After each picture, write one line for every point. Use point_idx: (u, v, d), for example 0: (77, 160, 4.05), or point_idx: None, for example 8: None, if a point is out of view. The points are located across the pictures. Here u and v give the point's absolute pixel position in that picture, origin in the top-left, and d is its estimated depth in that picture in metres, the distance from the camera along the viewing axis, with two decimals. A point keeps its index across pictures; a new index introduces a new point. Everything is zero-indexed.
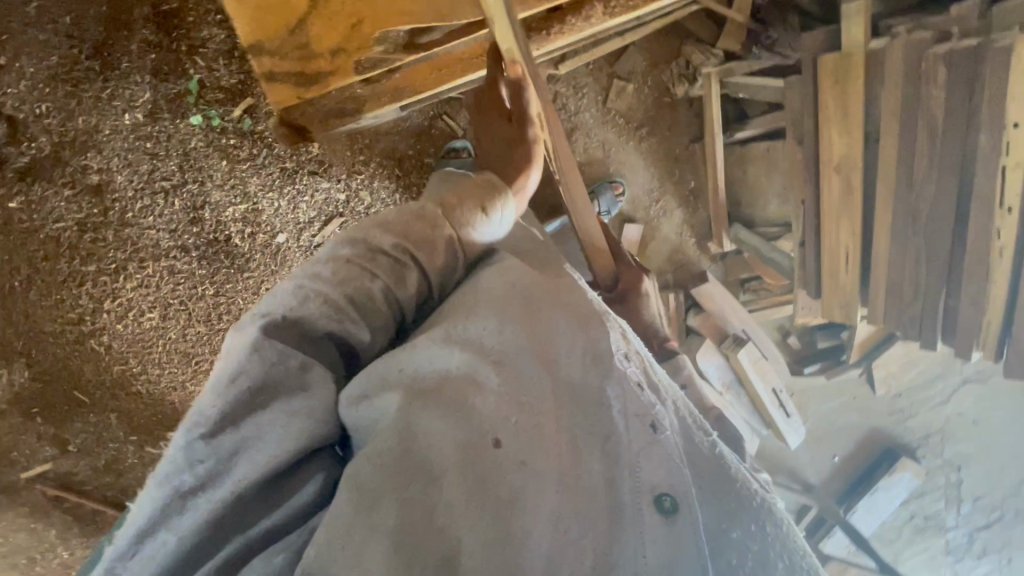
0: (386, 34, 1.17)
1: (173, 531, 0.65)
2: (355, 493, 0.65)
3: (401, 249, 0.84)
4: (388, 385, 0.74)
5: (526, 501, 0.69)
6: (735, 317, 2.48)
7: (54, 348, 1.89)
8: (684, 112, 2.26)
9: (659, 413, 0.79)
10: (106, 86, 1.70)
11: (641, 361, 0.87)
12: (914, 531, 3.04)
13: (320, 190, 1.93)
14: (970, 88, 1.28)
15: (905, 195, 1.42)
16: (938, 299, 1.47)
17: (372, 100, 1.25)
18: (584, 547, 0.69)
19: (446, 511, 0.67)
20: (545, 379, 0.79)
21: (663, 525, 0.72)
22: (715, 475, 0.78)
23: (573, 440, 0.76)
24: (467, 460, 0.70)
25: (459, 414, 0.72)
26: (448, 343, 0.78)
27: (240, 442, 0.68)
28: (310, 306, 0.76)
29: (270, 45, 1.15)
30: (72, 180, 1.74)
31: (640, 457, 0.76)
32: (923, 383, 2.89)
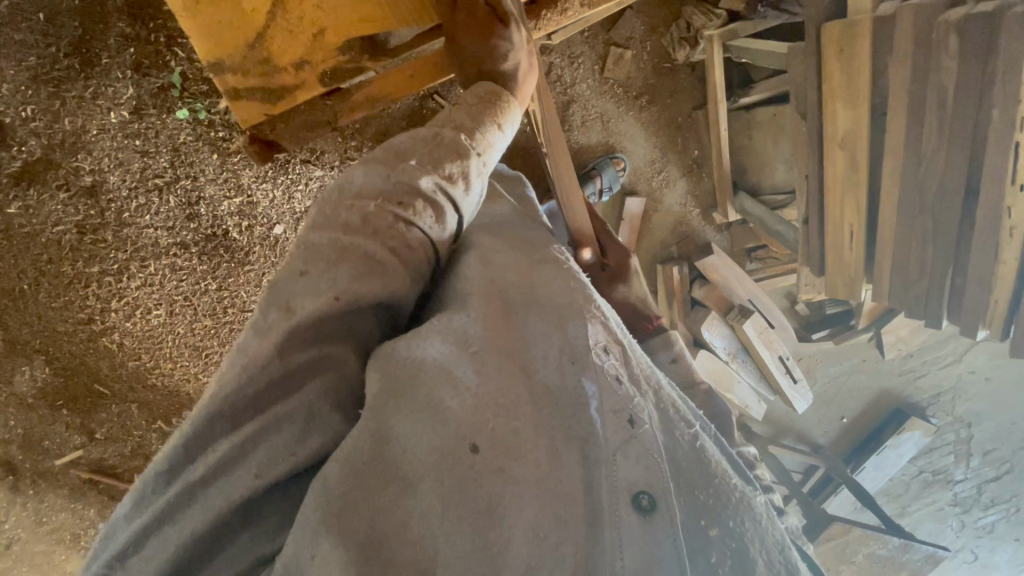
0: (355, 42, 0.99)
1: (167, 536, 0.66)
2: (326, 502, 0.65)
3: (437, 184, 0.77)
4: (374, 380, 0.71)
5: (505, 507, 0.63)
6: (741, 287, 2.45)
7: (70, 347, 1.94)
8: (686, 78, 2.17)
9: (638, 408, 0.70)
10: (88, 85, 1.65)
11: (621, 349, 0.76)
12: (921, 485, 3.09)
13: (314, 179, 1.90)
14: (985, 55, 1.15)
15: (912, 173, 1.33)
16: (943, 277, 1.39)
17: (344, 109, 1.11)
18: (565, 553, 0.61)
19: (422, 517, 0.65)
20: (519, 382, 0.71)
21: (640, 526, 0.63)
22: (691, 473, 0.69)
23: (549, 444, 0.67)
24: (437, 464, 0.65)
25: (432, 419, 0.67)
26: (427, 337, 0.73)
27: (223, 458, 0.66)
28: (351, 254, 0.72)
29: (228, 60, 0.98)
30: (66, 183, 1.73)
31: (617, 455, 0.66)
32: (935, 343, 2.86)
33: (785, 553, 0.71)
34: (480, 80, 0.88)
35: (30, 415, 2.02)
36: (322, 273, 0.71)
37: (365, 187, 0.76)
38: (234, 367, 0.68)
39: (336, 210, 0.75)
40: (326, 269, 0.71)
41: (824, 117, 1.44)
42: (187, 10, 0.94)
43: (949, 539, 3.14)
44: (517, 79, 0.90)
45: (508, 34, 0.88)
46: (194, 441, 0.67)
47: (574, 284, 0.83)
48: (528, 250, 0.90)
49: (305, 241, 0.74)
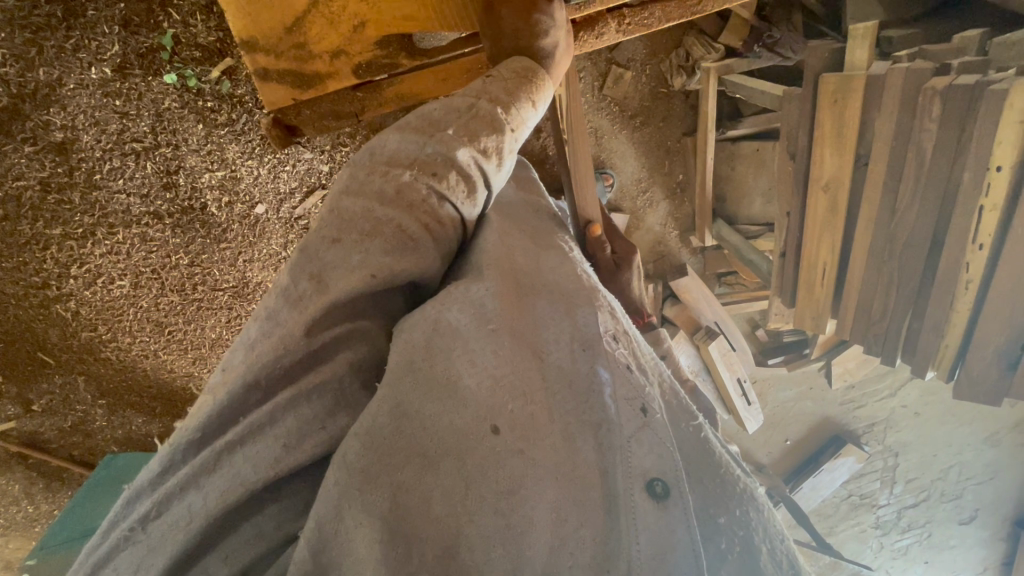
0: (392, 37, 1.00)
1: (192, 502, 0.71)
2: (354, 472, 0.70)
3: (475, 156, 0.79)
4: (395, 352, 0.78)
5: (526, 490, 0.69)
6: (708, 310, 2.54)
7: (18, 311, 1.81)
8: (679, 104, 2.24)
9: (649, 397, 0.77)
10: (70, 36, 1.54)
11: (628, 340, 0.85)
12: (849, 507, 3.32)
13: (302, 161, 1.84)
14: (961, 123, 1.24)
15: (887, 219, 1.43)
16: (902, 320, 1.51)
17: (373, 103, 1.08)
18: (584, 536, 0.68)
19: (443, 496, 0.70)
20: (534, 369, 0.78)
21: (654, 512, 0.69)
22: (697, 463, 0.77)
23: (564, 428, 0.74)
24: (458, 442, 0.72)
25: (454, 399, 0.74)
26: (444, 309, 0.79)
27: (251, 426, 0.72)
28: (384, 228, 0.76)
29: (263, 41, 0.99)
30: (33, 136, 1.62)
31: (631, 442, 0.73)
32: (874, 376, 3.08)
33: (787, 545, 0.78)
34: (516, 55, 0.88)
35: None
36: (356, 245, 0.75)
37: (398, 155, 0.79)
38: (265, 342, 0.74)
39: (371, 177, 0.79)
40: (359, 242, 0.75)
41: (812, 161, 1.52)
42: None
43: (869, 559, 3.38)
44: (552, 58, 0.89)
45: (551, 10, 0.88)
46: (223, 414, 0.73)
47: (577, 272, 0.94)
48: (533, 237, 1.01)
49: (338, 208, 0.78)
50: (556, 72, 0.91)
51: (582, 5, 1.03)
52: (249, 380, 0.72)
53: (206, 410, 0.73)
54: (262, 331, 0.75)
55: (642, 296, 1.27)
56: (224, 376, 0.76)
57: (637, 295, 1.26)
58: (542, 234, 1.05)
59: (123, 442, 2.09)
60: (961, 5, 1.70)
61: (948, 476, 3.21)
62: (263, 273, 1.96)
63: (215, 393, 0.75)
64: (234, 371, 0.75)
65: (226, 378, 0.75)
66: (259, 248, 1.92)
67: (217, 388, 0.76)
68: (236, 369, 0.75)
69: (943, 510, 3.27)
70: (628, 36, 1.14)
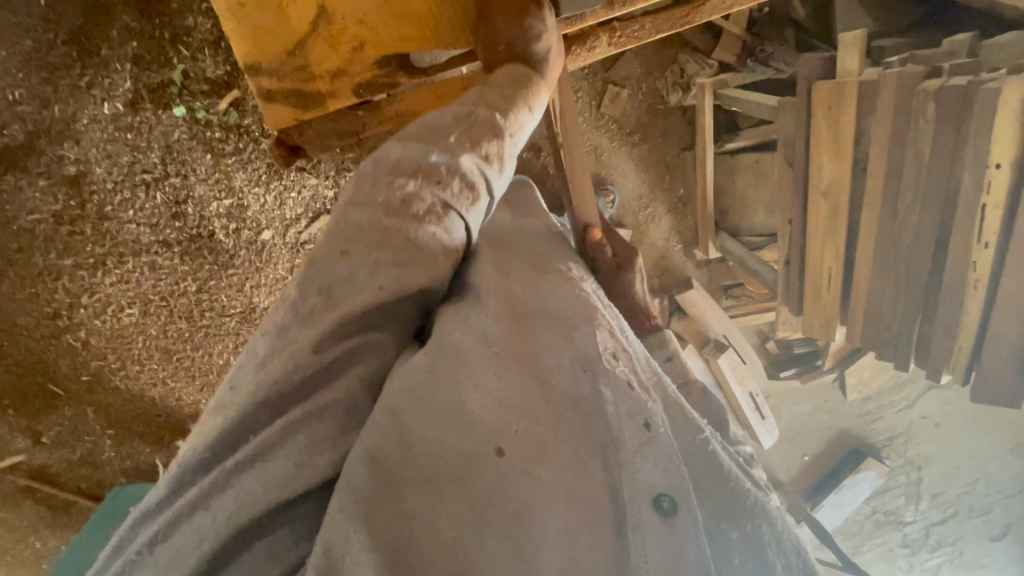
0: (392, 57, 1.02)
1: (200, 523, 0.71)
2: (357, 502, 0.69)
3: (481, 160, 0.81)
4: (396, 376, 0.77)
5: (535, 513, 0.69)
6: (716, 323, 2.51)
7: (29, 342, 1.83)
8: (677, 120, 2.27)
9: (653, 412, 0.75)
10: (84, 73, 1.60)
11: (628, 358, 0.83)
12: (874, 526, 3.23)
13: (307, 186, 1.88)
14: (957, 124, 1.24)
15: (889, 223, 1.43)
16: (912, 323, 1.48)
17: (375, 120, 1.09)
18: (596, 557, 0.68)
19: (447, 522, 0.70)
20: (536, 393, 0.77)
21: (662, 527, 0.68)
22: (706, 475, 0.76)
23: (571, 448, 0.74)
24: (463, 465, 0.71)
25: (457, 424, 0.73)
26: (447, 336, 0.79)
27: (260, 446, 0.72)
28: (393, 239, 0.77)
29: (268, 64, 1.01)
30: (47, 170, 1.66)
31: (636, 459, 0.72)
32: (890, 387, 3.05)
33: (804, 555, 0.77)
34: (511, 63, 0.90)
35: None
36: (365, 257, 0.77)
37: (403, 163, 0.80)
38: (276, 360, 0.74)
39: (375, 188, 0.80)
40: (368, 253, 0.77)
41: (811, 167, 1.52)
42: (235, 15, 0.96)
43: None
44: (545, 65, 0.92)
45: (541, 18, 0.91)
46: (233, 433, 0.73)
47: (576, 292, 0.93)
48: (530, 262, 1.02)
49: (345, 221, 0.79)
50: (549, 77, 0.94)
51: (573, 20, 1.03)
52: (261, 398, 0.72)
53: (216, 429, 0.74)
54: (271, 344, 0.77)
55: (647, 300, 1.25)
56: (232, 395, 0.76)
57: (639, 297, 1.24)
58: (540, 258, 1.05)
59: (131, 473, 2.08)
60: (949, 14, 1.73)
61: (976, 489, 3.11)
62: (270, 297, 1.98)
63: (224, 413, 0.75)
64: (244, 391, 0.75)
65: (234, 396, 0.76)
66: (265, 273, 1.94)
67: (226, 406, 0.76)
68: (246, 389, 0.75)
69: (973, 526, 3.12)
70: (618, 49, 1.17)
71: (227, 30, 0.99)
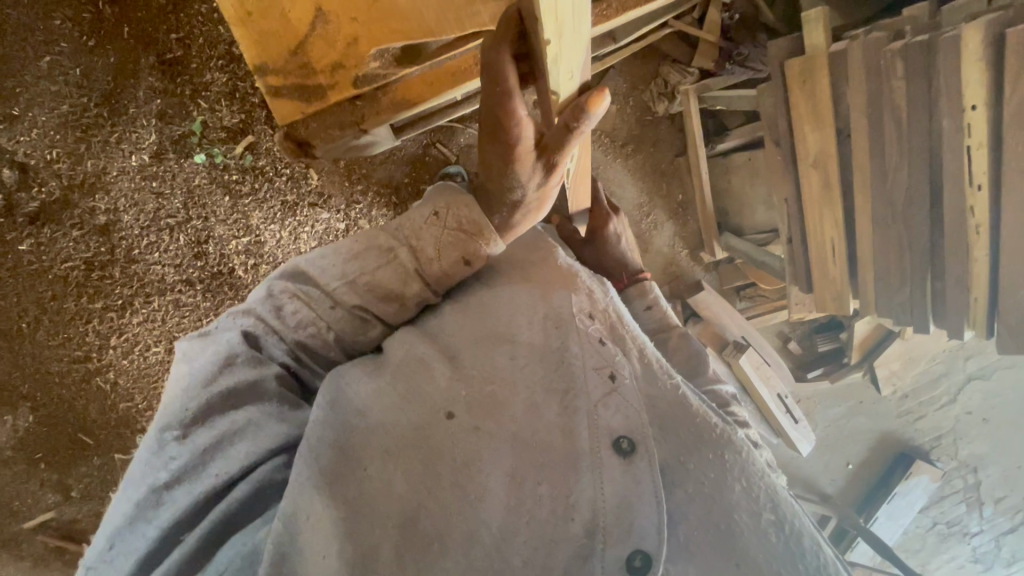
0: (383, 51, 1.07)
1: (154, 522, 0.70)
2: (315, 474, 0.72)
3: (465, 262, 0.89)
4: (352, 377, 0.82)
5: (482, 461, 0.74)
6: (733, 325, 2.48)
7: (61, 389, 1.89)
8: (666, 129, 2.37)
9: (618, 364, 0.80)
10: (114, 130, 1.75)
11: (606, 317, 0.87)
12: (937, 538, 3.02)
13: (320, 221, 1.98)
14: (927, 80, 1.38)
15: (881, 181, 1.54)
16: (924, 280, 1.55)
17: (372, 111, 1.12)
18: (542, 491, 0.72)
19: (401, 479, 0.73)
20: (502, 354, 0.83)
21: (621, 467, 0.73)
22: (669, 417, 0.79)
23: (529, 397, 0.78)
24: (417, 433, 0.76)
25: (412, 400, 0.79)
26: (418, 339, 0.86)
27: (204, 446, 0.74)
28: (382, 282, 0.87)
29: (273, 63, 1.05)
30: (80, 221, 1.79)
31: (598, 406, 0.76)
32: (926, 383, 2.88)
33: (768, 482, 0.77)
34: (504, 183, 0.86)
35: (5, 471, 1.92)
36: (354, 300, 0.87)
37: (401, 227, 0.90)
38: (212, 364, 0.79)
39: (374, 244, 0.89)
40: (359, 295, 0.87)
41: (795, 140, 1.67)
42: (240, 21, 1.01)
43: None
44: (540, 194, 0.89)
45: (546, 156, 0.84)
46: (183, 421, 0.75)
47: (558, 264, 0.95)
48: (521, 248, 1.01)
49: (343, 272, 0.87)
50: (551, 185, 0.89)
51: None
52: (214, 386, 0.78)
53: (157, 429, 0.75)
54: (212, 354, 0.80)
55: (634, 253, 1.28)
56: (173, 397, 0.78)
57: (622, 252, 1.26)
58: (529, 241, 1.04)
59: None
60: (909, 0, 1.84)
61: None
62: None
63: (163, 415, 0.76)
64: (184, 394, 0.77)
65: (173, 401, 0.77)
66: None
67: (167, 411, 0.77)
68: (184, 392, 0.78)
69: None
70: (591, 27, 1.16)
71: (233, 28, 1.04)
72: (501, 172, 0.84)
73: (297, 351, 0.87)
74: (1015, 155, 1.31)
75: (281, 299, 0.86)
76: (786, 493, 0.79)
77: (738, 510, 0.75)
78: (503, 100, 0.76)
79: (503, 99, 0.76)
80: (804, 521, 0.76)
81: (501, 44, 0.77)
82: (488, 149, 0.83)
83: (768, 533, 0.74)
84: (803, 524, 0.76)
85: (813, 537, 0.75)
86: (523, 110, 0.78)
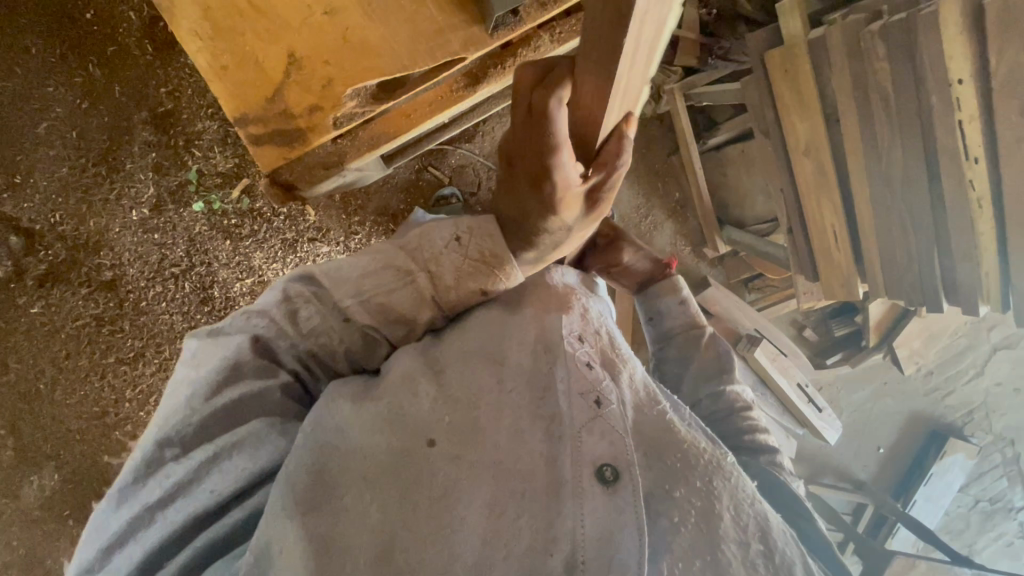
0: (359, 89, 1.08)
1: (146, 537, 0.71)
2: (290, 503, 0.70)
3: (482, 291, 0.89)
4: (341, 402, 0.81)
5: (460, 494, 0.72)
6: (745, 318, 2.45)
7: (82, 446, 1.90)
8: (656, 129, 2.37)
9: (603, 390, 0.81)
10: (113, 188, 1.79)
11: (596, 342, 0.90)
12: (982, 517, 2.93)
13: (320, 255, 1.99)
14: (911, 57, 1.36)
15: (877, 163, 1.52)
16: (931, 260, 1.53)
17: (354, 149, 1.14)
18: (522, 524, 0.70)
19: (377, 509, 0.71)
20: (490, 375, 0.83)
21: (604, 494, 0.72)
22: (656, 441, 0.80)
23: (514, 422, 0.78)
24: (397, 459, 0.75)
25: (395, 423, 0.78)
26: (404, 358, 0.86)
27: (199, 463, 0.74)
28: (397, 301, 0.87)
29: (252, 113, 1.06)
30: (88, 279, 1.82)
31: (582, 432, 0.76)
32: (952, 358, 2.81)
33: (757, 506, 0.77)
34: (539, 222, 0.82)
35: (33, 531, 1.91)
36: (364, 325, 0.87)
37: (420, 244, 0.87)
38: (215, 374, 0.78)
39: (386, 265, 0.86)
40: (371, 317, 0.86)
41: (785, 130, 1.66)
42: (216, 75, 1.04)
43: None
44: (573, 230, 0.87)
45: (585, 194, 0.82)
46: (182, 438, 0.75)
47: (555, 287, 0.97)
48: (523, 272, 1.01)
49: (358, 292, 0.85)
50: (588, 224, 0.87)
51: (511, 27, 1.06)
52: (217, 399, 0.77)
53: (151, 439, 0.75)
54: (216, 361, 0.79)
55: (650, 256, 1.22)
56: (174, 403, 0.77)
57: (640, 269, 1.20)
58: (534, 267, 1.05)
59: None
60: None
61: None
62: None
63: (163, 421, 0.76)
64: (183, 402, 0.76)
65: (172, 407, 0.77)
66: None
67: (167, 417, 0.76)
68: (182, 401, 0.77)
69: None
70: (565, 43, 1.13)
71: (210, 85, 1.06)
72: (537, 214, 0.81)
73: (308, 359, 0.87)
74: (1009, 124, 1.30)
75: (297, 303, 0.85)
76: (776, 519, 0.77)
77: (722, 539, 0.73)
78: (549, 146, 0.71)
79: (551, 149, 0.72)
80: (793, 548, 0.75)
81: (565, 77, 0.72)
82: (524, 186, 0.79)
83: (757, 565, 0.72)
84: (792, 554, 0.74)
85: (803, 566, 0.74)
86: (568, 155, 0.74)
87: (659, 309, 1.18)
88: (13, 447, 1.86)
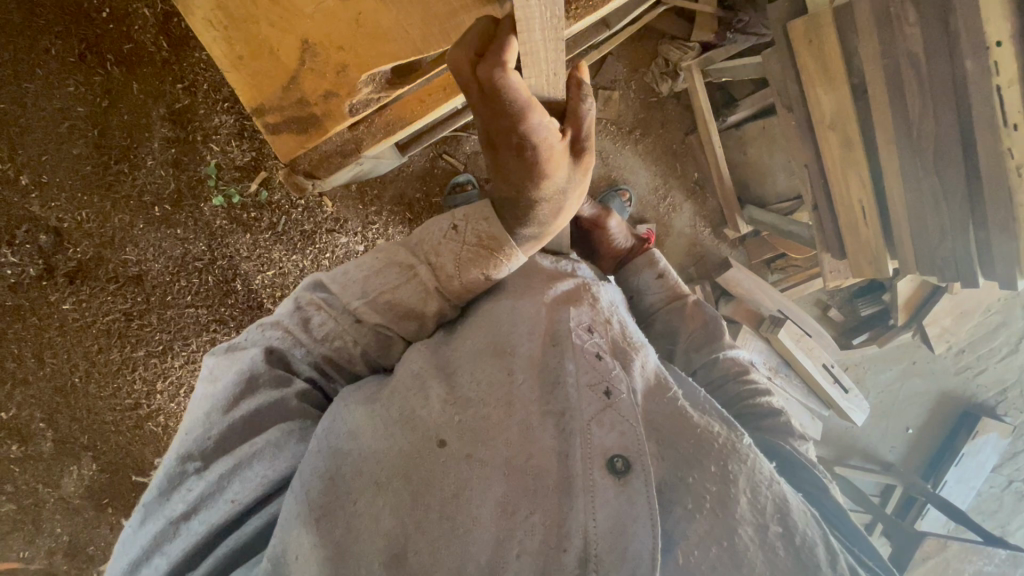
0: (373, 75, 1.08)
1: (171, 550, 0.72)
2: (304, 508, 0.71)
3: (485, 278, 0.87)
4: (351, 406, 0.81)
5: (470, 491, 0.71)
6: (767, 299, 2.38)
7: (116, 437, 1.96)
8: (673, 108, 2.33)
9: (614, 380, 0.81)
10: (136, 184, 1.82)
11: (606, 331, 0.91)
12: (1015, 497, 2.86)
13: (338, 246, 2.01)
14: (944, 23, 1.33)
15: (907, 134, 1.46)
16: (966, 233, 1.47)
17: (371, 136, 1.16)
18: (535, 521, 0.70)
19: (390, 512, 0.71)
20: (499, 368, 0.82)
21: (615, 487, 0.72)
22: (668, 430, 0.81)
23: (524, 419, 0.77)
24: (408, 460, 0.74)
25: (405, 425, 0.77)
26: (415, 357, 0.87)
27: (218, 475, 0.75)
28: (406, 296, 0.86)
29: (269, 102, 1.08)
30: (115, 275, 1.86)
31: (592, 424, 0.76)
32: (983, 336, 2.73)
33: (775, 488, 0.77)
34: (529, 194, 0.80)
35: (75, 519, 1.98)
36: (376, 320, 0.86)
37: (423, 242, 0.89)
38: (233, 387, 0.79)
39: (388, 267, 0.87)
40: (380, 310, 0.86)
41: (808, 103, 1.61)
42: (233, 65, 1.04)
43: None
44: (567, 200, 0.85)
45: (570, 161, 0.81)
46: (203, 452, 0.76)
47: (564, 283, 0.98)
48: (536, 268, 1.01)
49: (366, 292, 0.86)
50: (581, 179, 0.85)
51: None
52: (234, 413, 0.78)
53: (174, 454, 0.77)
54: (232, 375, 0.80)
55: (628, 237, 1.35)
56: (194, 421, 0.79)
57: (620, 245, 1.33)
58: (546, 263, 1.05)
59: None
60: None
61: None
62: None
63: (186, 436, 0.78)
64: (204, 417, 0.78)
65: (192, 424, 0.78)
66: None
67: (188, 433, 0.78)
68: (202, 416, 0.78)
69: None
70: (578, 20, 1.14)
71: (227, 76, 1.07)
72: (527, 186, 0.79)
73: (322, 364, 0.88)
74: None
75: (308, 311, 0.86)
76: (794, 498, 0.77)
77: (738, 524, 0.72)
78: (518, 113, 0.71)
79: (521, 112, 0.71)
80: (814, 529, 0.74)
81: (508, 37, 0.70)
82: (507, 159, 0.77)
83: (775, 546, 0.71)
84: (813, 533, 0.73)
85: (825, 546, 0.73)
86: (539, 116, 0.72)
87: (638, 284, 1.27)
88: (53, 440, 1.92)
